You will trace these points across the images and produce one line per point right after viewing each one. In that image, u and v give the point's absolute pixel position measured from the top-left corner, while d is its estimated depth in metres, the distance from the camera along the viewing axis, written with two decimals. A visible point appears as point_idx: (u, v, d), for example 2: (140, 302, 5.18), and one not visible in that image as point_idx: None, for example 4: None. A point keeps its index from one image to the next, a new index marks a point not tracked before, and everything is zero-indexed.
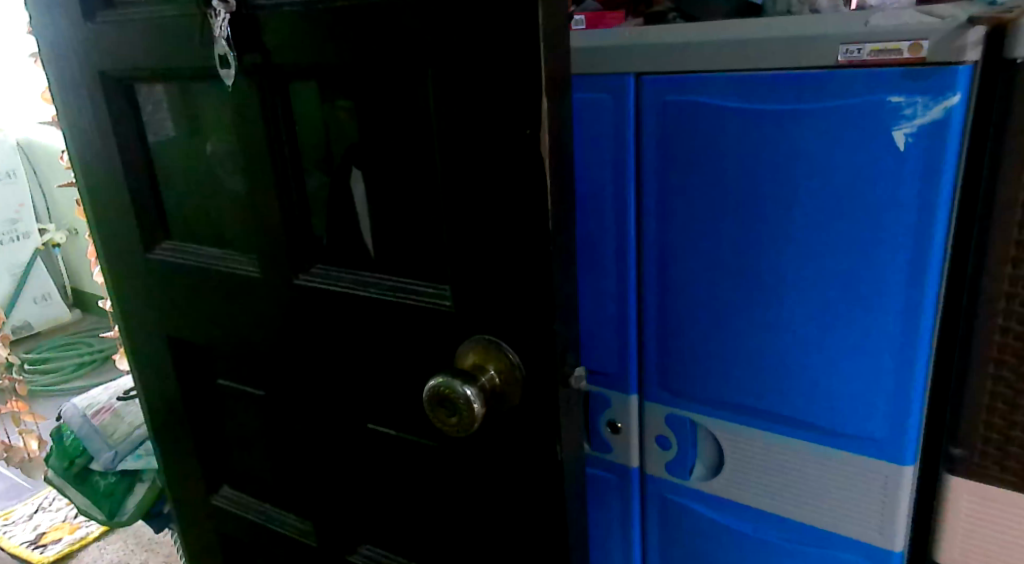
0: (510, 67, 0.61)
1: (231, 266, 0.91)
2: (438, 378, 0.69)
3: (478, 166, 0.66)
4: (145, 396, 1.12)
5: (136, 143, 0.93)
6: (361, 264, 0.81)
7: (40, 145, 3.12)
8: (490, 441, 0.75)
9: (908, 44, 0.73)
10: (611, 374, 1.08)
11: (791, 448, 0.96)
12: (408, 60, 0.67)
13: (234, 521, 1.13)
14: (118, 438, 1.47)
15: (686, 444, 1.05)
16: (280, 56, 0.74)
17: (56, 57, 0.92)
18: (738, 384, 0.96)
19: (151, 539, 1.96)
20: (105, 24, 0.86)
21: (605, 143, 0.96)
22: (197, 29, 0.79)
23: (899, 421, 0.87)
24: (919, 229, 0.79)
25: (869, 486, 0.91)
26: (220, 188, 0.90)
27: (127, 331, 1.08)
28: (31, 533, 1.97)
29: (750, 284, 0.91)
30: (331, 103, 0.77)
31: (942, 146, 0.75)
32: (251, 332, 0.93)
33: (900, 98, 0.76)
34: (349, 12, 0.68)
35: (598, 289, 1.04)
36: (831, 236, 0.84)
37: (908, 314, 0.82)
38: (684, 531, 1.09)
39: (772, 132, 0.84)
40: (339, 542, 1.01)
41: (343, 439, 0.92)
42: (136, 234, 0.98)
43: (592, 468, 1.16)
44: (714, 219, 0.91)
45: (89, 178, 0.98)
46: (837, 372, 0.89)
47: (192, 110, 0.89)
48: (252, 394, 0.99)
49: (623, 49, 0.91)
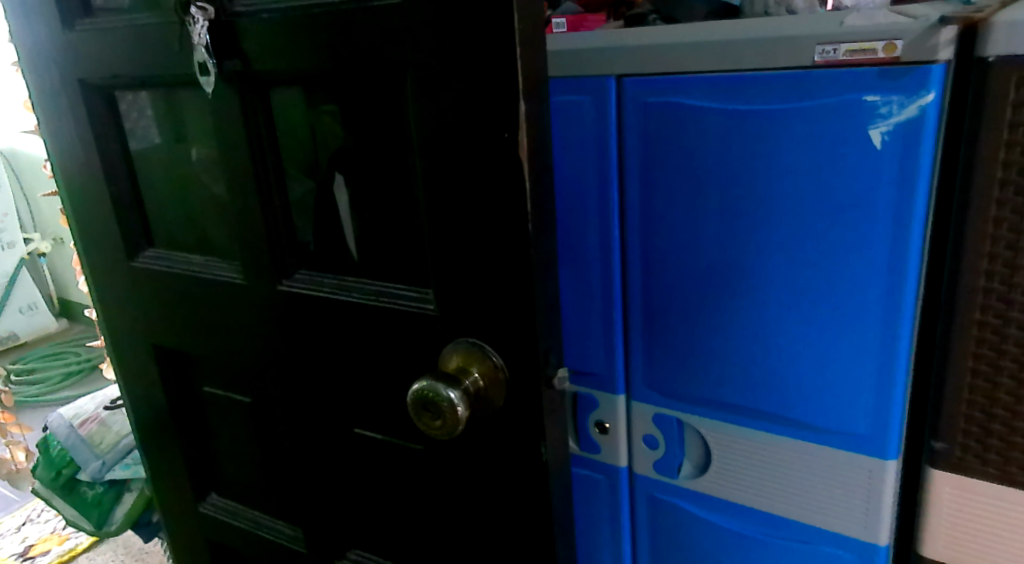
0: (488, 71, 0.61)
1: (215, 274, 0.91)
2: (422, 382, 0.69)
3: (458, 171, 0.66)
4: (132, 405, 1.12)
5: (117, 151, 0.93)
6: (346, 269, 0.82)
7: (23, 154, 3.11)
8: (475, 444, 0.76)
9: (882, 44, 0.74)
10: (598, 375, 1.09)
11: (777, 445, 0.97)
12: (387, 66, 0.67)
13: (223, 529, 1.13)
14: (106, 447, 1.46)
15: (674, 444, 1.06)
16: (259, 63, 0.75)
17: (35, 65, 0.92)
18: (724, 382, 0.97)
19: (140, 548, 1.94)
20: (84, 33, 0.86)
21: (587, 144, 0.97)
22: (176, 37, 0.79)
23: (882, 416, 0.88)
24: (896, 227, 0.80)
25: (854, 482, 0.92)
26: (204, 196, 0.91)
27: (112, 340, 1.08)
28: (20, 546, 1.96)
29: (732, 282, 0.92)
30: (316, 108, 0.77)
31: (917, 143, 0.76)
32: (236, 338, 0.93)
33: (876, 97, 0.76)
34: (326, 18, 0.69)
35: (582, 290, 1.05)
36: (812, 233, 0.85)
37: (889, 311, 0.83)
38: (673, 530, 1.10)
39: (752, 132, 0.85)
40: (328, 547, 1.01)
41: (331, 444, 0.92)
42: (120, 242, 0.98)
43: (580, 467, 1.17)
44: (696, 219, 0.92)
45: (71, 185, 0.98)
46: (821, 369, 0.90)
47: (174, 118, 0.89)
48: (239, 401, 0.99)
49: (602, 51, 0.92)
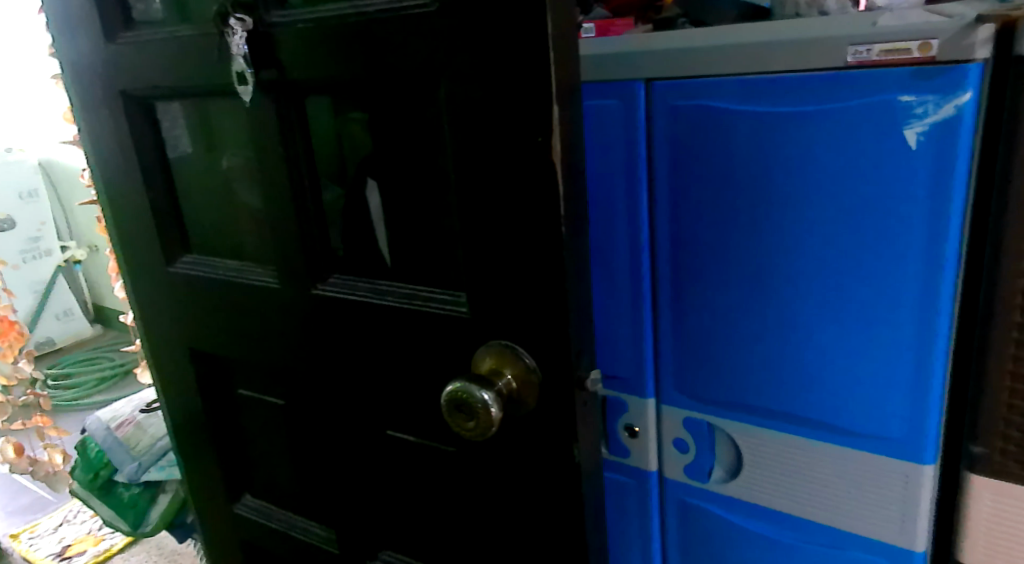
0: (521, 76, 0.62)
1: (251, 278, 0.92)
2: (456, 382, 0.70)
3: (491, 176, 0.67)
4: (168, 408, 1.14)
5: (156, 159, 0.95)
6: (378, 272, 0.83)
7: (60, 164, 3.17)
8: (507, 446, 0.76)
9: (917, 44, 0.74)
10: (627, 379, 1.08)
11: (810, 449, 0.96)
12: (421, 72, 0.68)
13: (256, 529, 1.14)
14: (141, 450, 1.48)
15: (704, 448, 1.05)
16: (295, 71, 0.76)
17: (77, 77, 0.95)
18: (755, 386, 0.96)
19: (172, 550, 1.98)
20: (125, 45, 0.88)
21: (616, 148, 0.97)
22: (214, 47, 0.81)
23: (918, 420, 0.87)
24: (932, 229, 0.79)
25: (890, 486, 0.91)
26: (239, 203, 0.92)
27: (149, 345, 1.10)
28: (56, 545, 2.00)
29: (764, 285, 0.91)
30: (345, 116, 0.79)
31: (953, 144, 0.75)
32: (271, 342, 0.94)
33: (911, 98, 0.76)
34: (360, 27, 0.70)
35: (611, 294, 1.05)
36: (846, 236, 0.84)
37: (925, 312, 0.82)
38: (704, 535, 1.09)
39: (784, 133, 0.84)
40: (360, 549, 1.02)
41: (363, 445, 0.93)
42: (158, 248, 1.00)
43: (610, 472, 1.17)
44: (728, 222, 0.92)
45: (110, 193, 1.00)
46: (855, 372, 0.89)
47: (209, 128, 0.90)
48: (273, 404, 1.01)
49: (633, 56, 0.92)
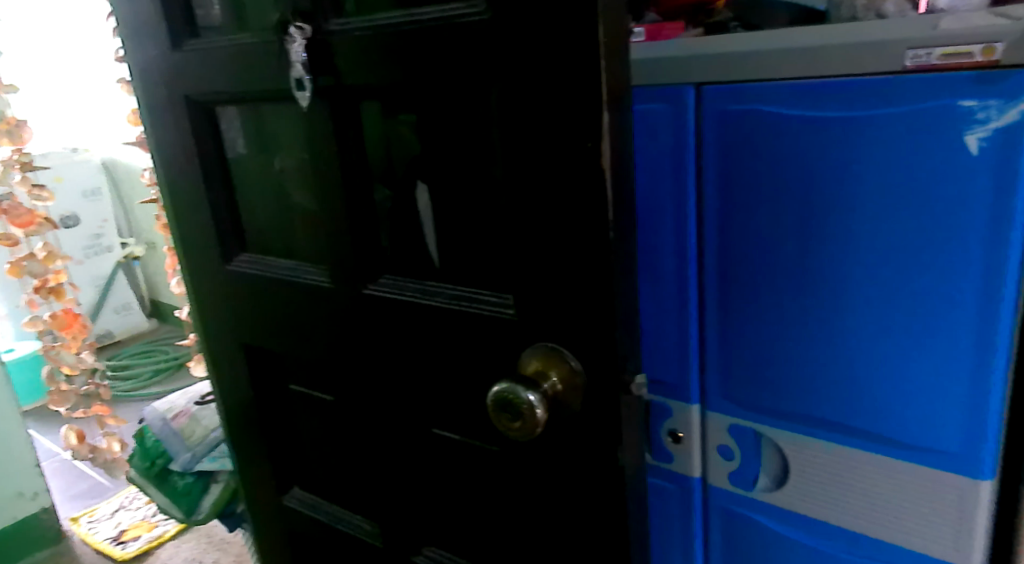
0: (571, 82, 0.62)
1: (304, 277, 0.95)
2: (503, 384, 0.71)
3: (540, 180, 0.68)
4: (222, 400, 1.18)
5: (216, 160, 0.98)
6: (427, 273, 0.84)
7: (122, 164, 3.29)
8: (551, 446, 0.77)
9: (979, 48, 0.72)
10: (672, 384, 1.08)
11: (859, 460, 0.94)
12: (472, 79, 0.69)
13: (303, 521, 1.17)
14: (195, 441, 1.53)
15: (749, 455, 1.04)
16: (350, 78, 0.78)
17: (144, 82, 0.98)
18: (804, 393, 0.95)
19: (222, 538, 2.03)
20: (190, 52, 0.91)
21: (665, 152, 0.97)
22: (273, 54, 0.83)
23: (975, 432, 0.84)
24: (993, 237, 0.77)
25: (944, 500, 0.89)
26: (292, 204, 0.94)
27: (206, 339, 1.14)
28: (114, 530, 2.07)
29: (815, 291, 0.90)
30: (394, 118, 0.79)
31: (1017, 150, 0.74)
32: (322, 339, 0.97)
33: (972, 102, 0.74)
34: (414, 34, 0.71)
35: (658, 298, 1.04)
36: (901, 242, 0.83)
37: (984, 322, 0.80)
38: (748, 543, 1.08)
39: (838, 138, 0.83)
40: (404, 544, 1.03)
41: (409, 442, 0.95)
42: (217, 246, 1.03)
43: (653, 477, 1.16)
44: (778, 227, 0.91)
45: (172, 192, 1.04)
46: (908, 381, 0.87)
47: (265, 130, 0.93)
48: (322, 399, 1.03)
49: (684, 59, 0.92)
